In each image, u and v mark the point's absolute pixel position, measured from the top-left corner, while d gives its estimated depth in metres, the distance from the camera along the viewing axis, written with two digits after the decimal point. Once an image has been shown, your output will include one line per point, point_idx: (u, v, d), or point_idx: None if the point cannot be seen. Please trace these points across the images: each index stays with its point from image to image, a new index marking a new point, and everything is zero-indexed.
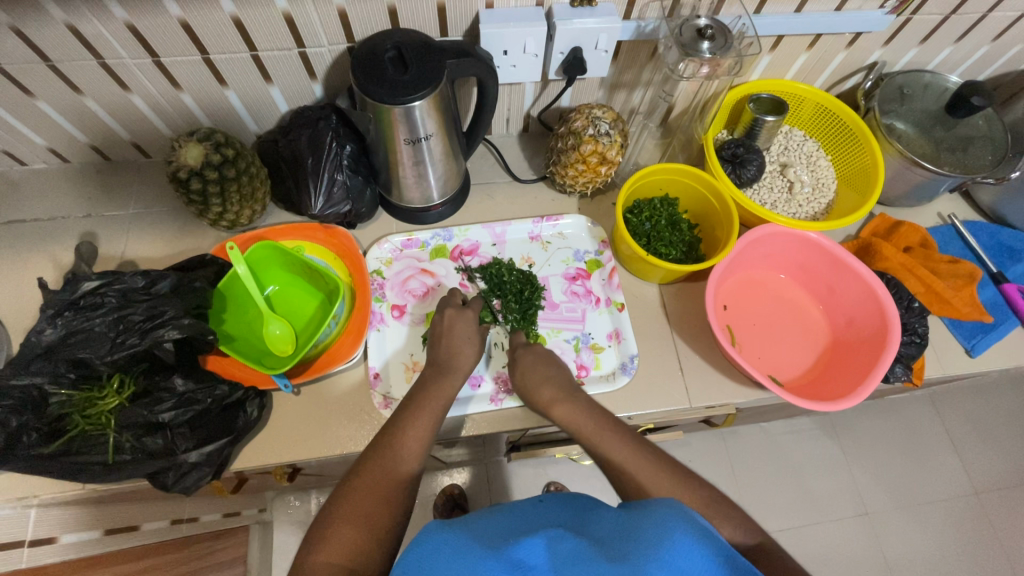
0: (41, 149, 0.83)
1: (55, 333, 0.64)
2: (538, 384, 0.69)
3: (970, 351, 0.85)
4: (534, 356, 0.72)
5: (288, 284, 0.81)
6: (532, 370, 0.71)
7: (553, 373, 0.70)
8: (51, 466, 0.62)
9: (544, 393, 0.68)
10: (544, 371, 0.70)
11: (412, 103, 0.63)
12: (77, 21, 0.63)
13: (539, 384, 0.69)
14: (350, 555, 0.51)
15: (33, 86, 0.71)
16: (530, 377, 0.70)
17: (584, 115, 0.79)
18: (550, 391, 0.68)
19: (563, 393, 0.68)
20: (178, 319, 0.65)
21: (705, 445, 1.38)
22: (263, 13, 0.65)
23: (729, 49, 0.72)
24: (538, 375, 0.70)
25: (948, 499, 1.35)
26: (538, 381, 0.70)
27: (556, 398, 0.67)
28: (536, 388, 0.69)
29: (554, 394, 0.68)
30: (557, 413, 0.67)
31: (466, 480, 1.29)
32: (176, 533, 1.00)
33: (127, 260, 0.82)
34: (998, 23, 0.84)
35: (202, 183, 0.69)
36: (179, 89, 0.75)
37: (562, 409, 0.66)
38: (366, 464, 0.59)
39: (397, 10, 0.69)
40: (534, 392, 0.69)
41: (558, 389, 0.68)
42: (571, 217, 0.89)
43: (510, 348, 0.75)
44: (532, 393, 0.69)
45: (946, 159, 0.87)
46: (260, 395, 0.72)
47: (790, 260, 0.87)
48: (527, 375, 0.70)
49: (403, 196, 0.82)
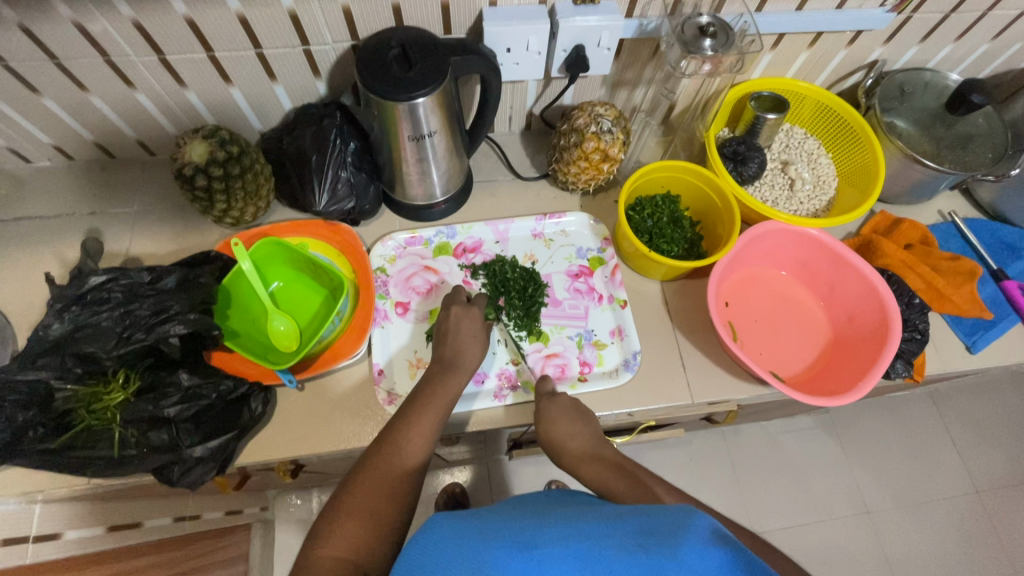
0: (46, 146, 0.83)
1: (62, 327, 0.64)
2: (566, 442, 0.67)
3: (971, 347, 0.86)
4: (561, 410, 0.70)
5: (292, 280, 0.81)
6: (559, 426, 0.68)
7: (579, 430, 0.68)
8: (58, 460, 0.63)
9: (571, 452, 0.67)
10: (570, 427, 0.68)
11: (417, 100, 0.64)
12: (84, 18, 0.63)
13: (566, 443, 0.67)
14: (354, 549, 0.52)
15: (39, 83, 0.71)
16: (557, 433, 0.68)
17: (587, 113, 0.79)
18: (578, 451, 0.67)
19: (591, 452, 0.67)
20: (184, 314, 0.66)
21: (706, 444, 1.39)
22: (268, 11, 0.66)
23: (731, 47, 0.73)
24: (565, 431, 0.68)
25: (948, 498, 1.36)
26: (565, 438, 0.68)
27: (586, 459, 0.66)
28: (562, 444, 0.68)
29: (584, 454, 0.66)
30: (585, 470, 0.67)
31: (468, 479, 1.29)
32: (178, 531, 1.00)
33: (132, 257, 0.82)
34: (998, 21, 0.85)
35: (208, 180, 0.70)
36: (185, 87, 0.76)
37: (592, 473, 0.66)
38: (371, 459, 0.59)
39: (402, 8, 0.70)
40: (561, 451, 0.67)
41: (586, 448, 0.67)
42: (573, 215, 0.90)
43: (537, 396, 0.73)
44: (559, 452, 0.67)
45: (946, 156, 0.87)
46: (264, 390, 0.72)
47: (791, 257, 0.88)
48: (554, 431, 0.68)
49: (406, 193, 0.83)
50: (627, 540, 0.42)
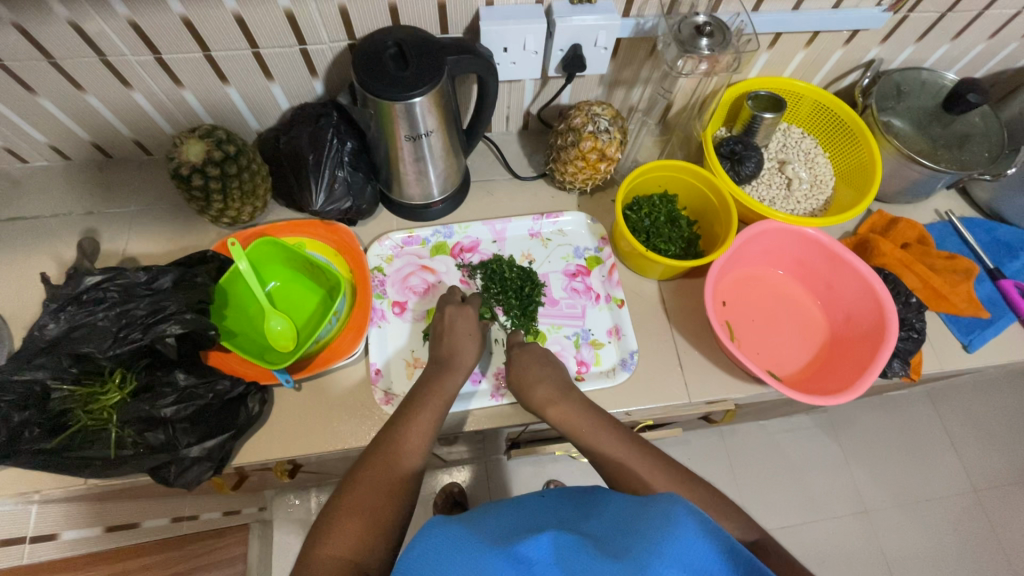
0: (42, 146, 0.83)
1: (58, 327, 0.64)
2: (533, 383, 0.70)
3: (967, 346, 0.86)
4: (529, 355, 0.73)
5: (289, 280, 0.81)
6: (527, 369, 0.71)
7: (547, 373, 0.70)
8: (54, 460, 0.63)
9: (538, 393, 0.69)
10: (539, 370, 0.71)
11: (413, 99, 0.64)
12: (80, 17, 0.63)
13: (533, 384, 0.69)
14: (354, 549, 0.52)
15: (35, 83, 0.71)
16: (524, 375, 0.71)
17: (584, 112, 0.79)
18: (544, 391, 0.69)
19: (557, 392, 0.68)
20: (180, 314, 0.66)
21: (704, 443, 1.39)
22: (264, 10, 0.66)
23: (728, 46, 0.73)
24: (532, 374, 0.70)
25: (946, 497, 1.36)
26: (532, 380, 0.70)
27: (552, 397, 0.68)
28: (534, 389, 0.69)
29: (548, 394, 0.68)
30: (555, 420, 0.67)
31: (466, 479, 1.29)
32: (176, 531, 1.00)
33: (129, 257, 0.82)
34: (994, 20, 0.85)
35: (204, 179, 0.69)
36: (181, 87, 0.76)
37: (557, 409, 0.67)
38: (369, 458, 0.59)
39: (398, 7, 0.69)
40: (528, 392, 0.69)
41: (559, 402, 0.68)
42: (570, 214, 0.90)
43: (506, 347, 0.76)
44: (527, 395, 0.70)
45: (943, 155, 0.87)
46: (261, 390, 0.72)
47: (789, 256, 0.88)
48: (522, 374, 0.71)
49: (403, 193, 0.83)
50: (622, 537, 0.43)
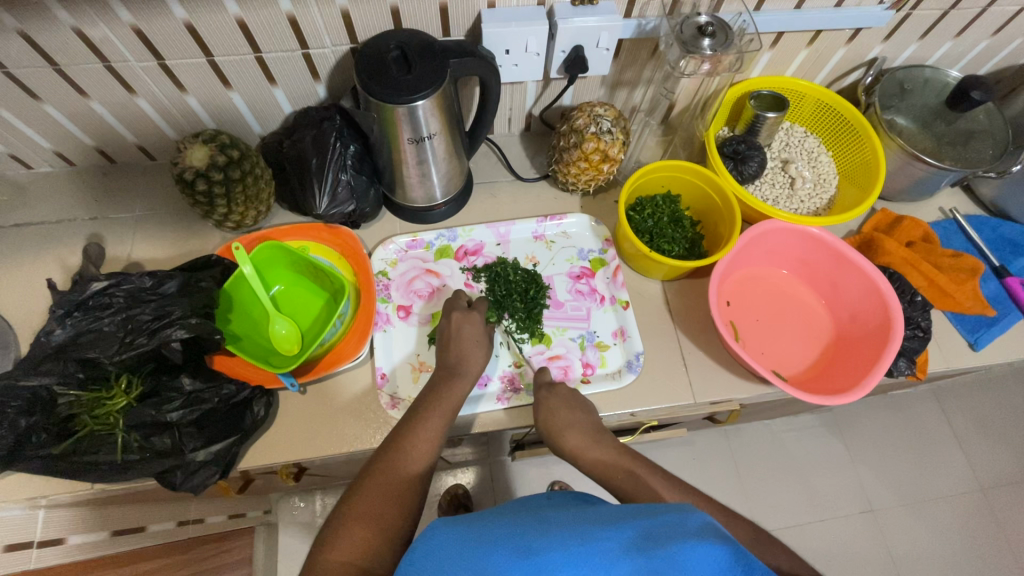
0: (47, 153, 0.84)
1: (65, 333, 0.64)
2: (563, 430, 0.69)
3: (974, 345, 0.85)
4: (559, 399, 0.71)
5: (293, 283, 0.81)
6: (557, 413, 0.70)
7: (577, 418, 0.70)
8: (62, 466, 0.63)
9: (568, 440, 0.68)
10: (569, 415, 0.70)
11: (416, 103, 0.64)
12: (84, 24, 0.63)
13: (563, 432, 0.68)
14: (360, 554, 0.52)
15: (39, 89, 0.71)
16: (555, 421, 0.69)
17: (586, 113, 0.80)
18: (575, 439, 0.68)
19: (590, 439, 0.68)
20: (185, 319, 0.65)
21: (708, 443, 1.38)
22: (266, 14, 0.66)
23: (730, 46, 0.73)
24: (562, 420, 0.69)
25: (953, 496, 1.35)
26: (563, 426, 0.69)
27: (584, 446, 0.68)
28: (562, 434, 0.68)
29: (581, 442, 0.68)
30: (584, 462, 0.68)
31: (471, 481, 1.29)
32: (181, 534, 1.00)
33: (134, 261, 0.82)
34: (997, 18, 0.85)
35: (208, 184, 0.70)
36: (185, 92, 0.76)
37: (592, 457, 0.67)
38: (377, 465, 0.59)
39: (400, 10, 0.70)
40: (559, 439, 0.68)
41: (586, 437, 0.68)
42: (574, 216, 0.90)
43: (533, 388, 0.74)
44: (557, 441, 0.69)
45: (947, 152, 0.87)
46: (267, 394, 0.72)
47: (792, 255, 0.87)
48: (553, 420, 0.70)
49: (407, 196, 0.83)
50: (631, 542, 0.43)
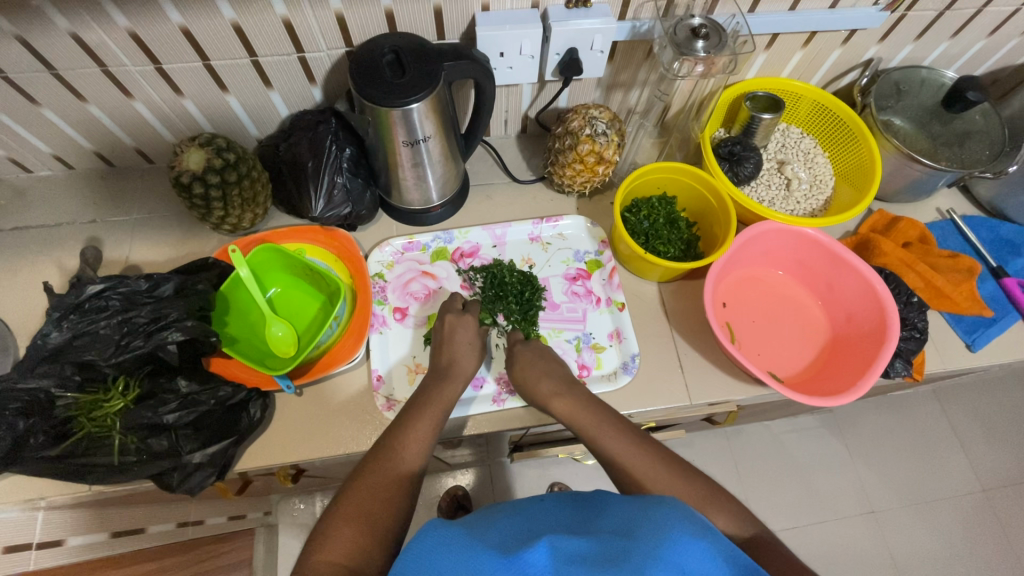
0: (46, 156, 0.84)
1: (62, 335, 0.65)
2: (537, 378, 0.71)
3: (970, 346, 0.85)
4: (533, 352, 0.74)
5: (289, 286, 0.81)
6: (531, 365, 0.72)
7: (552, 369, 0.72)
8: (59, 467, 0.63)
9: (543, 386, 0.70)
10: (544, 365, 0.72)
11: (412, 104, 0.64)
12: (80, 29, 0.64)
13: (537, 378, 0.70)
14: (350, 555, 0.52)
15: (38, 94, 0.72)
16: (529, 371, 0.71)
17: (581, 115, 0.80)
18: (549, 384, 0.69)
19: (562, 386, 0.69)
20: (181, 321, 0.66)
21: (708, 444, 1.38)
22: (262, 19, 0.67)
23: (724, 48, 0.73)
24: (537, 369, 0.71)
25: (955, 497, 1.35)
26: (537, 374, 0.71)
27: (556, 390, 0.69)
28: (535, 382, 0.70)
29: (553, 386, 0.69)
30: (553, 406, 0.68)
31: (471, 482, 1.29)
32: (180, 536, 1.00)
33: (132, 264, 0.83)
34: (993, 19, 0.85)
35: (205, 188, 0.70)
36: (182, 96, 0.77)
37: (559, 402, 0.68)
38: (369, 465, 0.59)
39: (395, 14, 0.70)
40: (533, 386, 0.70)
41: (557, 384, 0.69)
42: (570, 218, 0.90)
43: (508, 345, 0.77)
44: (531, 388, 0.70)
45: (943, 154, 0.88)
46: (263, 395, 0.72)
47: (789, 256, 0.87)
48: (525, 369, 0.72)
49: (403, 198, 0.83)
50: (619, 539, 0.43)
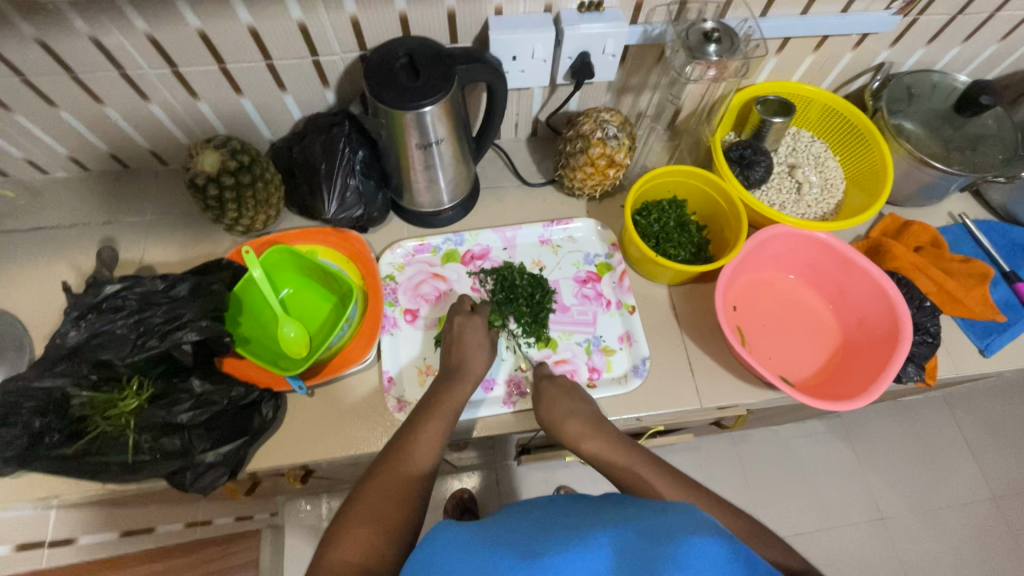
0: (62, 158, 0.85)
1: (79, 335, 0.65)
2: (565, 418, 0.69)
3: (984, 350, 0.85)
4: (559, 389, 0.72)
5: (301, 287, 0.82)
6: (558, 404, 0.71)
7: (579, 407, 0.70)
8: (72, 466, 0.64)
9: (570, 427, 0.69)
10: (570, 404, 0.71)
11: (424, 108, 0.64)
12: (99, 32, 0.65)
13: (564, 419, 0.69)
14: (364, 554, 0.52)
15: (56, 96, 0.73)
16: (555, 410, 0.70)
17: (592, 119, 0.80)
18: (577, 424, 0.68)
19: (590, 426, 0.68)
20: (196, 321, 0.67)
21: (715, 449, 1.38)
22: (278, 23, 0.67)
23: (736, 51, 0.73)
24: (564, 408, 0.70)
25: (965, 504, 1.34)
26: (564, 414, 0.70)
27: (585, 431, 0.68)
28: (562, 422, 0.69)
29: (582, 426, 0.68)
30: (585, 448, 0.67)
31: (477, 485, 1.29)
32: (189, 536, 1.01)
33: (146, 265, 0.83)
34: (1005, 23, 0.85)
35: (219, 189, 0.71)
36: (197, 99, 0.77)
37: (591, 444, 0.67)
38: (381, 465, 0.60)
39: (408, 18, 0.71)
40: (560, 427, 0.69)
41: (585, 422, 0.69)
42: (580, 221, 0.90)
43: (534, 377, 0.76)
44: (559, 429, 0.69)
45: (956, 158, 0.86)
46: (275, 396, 0.72)
47: (800, 260, 0.87)
48: (553, 410, 0.70)
49: (414, 201, 0.84)
50: (632, 541, 0.42)
